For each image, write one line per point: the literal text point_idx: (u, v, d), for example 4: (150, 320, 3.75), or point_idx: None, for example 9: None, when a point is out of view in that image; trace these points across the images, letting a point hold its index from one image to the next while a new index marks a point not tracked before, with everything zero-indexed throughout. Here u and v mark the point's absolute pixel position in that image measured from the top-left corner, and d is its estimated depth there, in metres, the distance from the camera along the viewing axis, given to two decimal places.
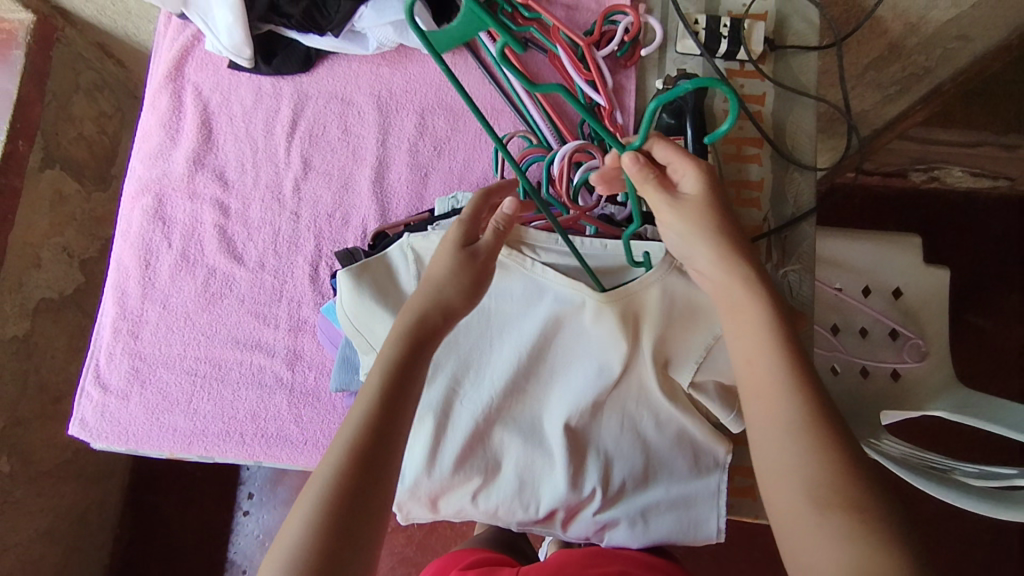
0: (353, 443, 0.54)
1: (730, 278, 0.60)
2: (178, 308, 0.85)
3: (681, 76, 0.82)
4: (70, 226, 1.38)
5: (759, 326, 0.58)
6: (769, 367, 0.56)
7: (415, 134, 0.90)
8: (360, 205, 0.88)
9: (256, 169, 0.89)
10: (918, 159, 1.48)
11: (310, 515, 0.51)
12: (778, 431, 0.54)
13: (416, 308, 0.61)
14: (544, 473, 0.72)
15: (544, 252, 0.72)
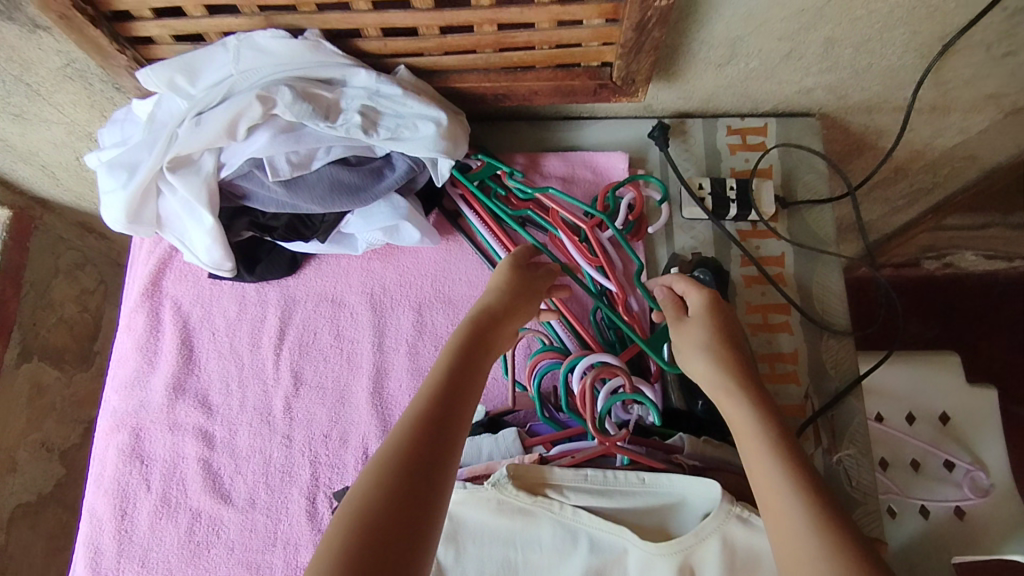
0: (421, 414, 0.54)
1: (719, 380, 0.64)
2: (158, 565, 0.75)
3: (699, 267, 0.80)
4: (49, 418, 1.29)
5: (747, 421, 0.60)
6: (761, 457, 0.57)
7: (414, 334, 0.83)
8: (358, 420, 0.80)
9: (242, 388, 0.81)
10: (929, 248, 1.42)
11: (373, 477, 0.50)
12: (781, 522, 0.53)
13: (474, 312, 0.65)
14: None
15: (574, 493, 0.63)
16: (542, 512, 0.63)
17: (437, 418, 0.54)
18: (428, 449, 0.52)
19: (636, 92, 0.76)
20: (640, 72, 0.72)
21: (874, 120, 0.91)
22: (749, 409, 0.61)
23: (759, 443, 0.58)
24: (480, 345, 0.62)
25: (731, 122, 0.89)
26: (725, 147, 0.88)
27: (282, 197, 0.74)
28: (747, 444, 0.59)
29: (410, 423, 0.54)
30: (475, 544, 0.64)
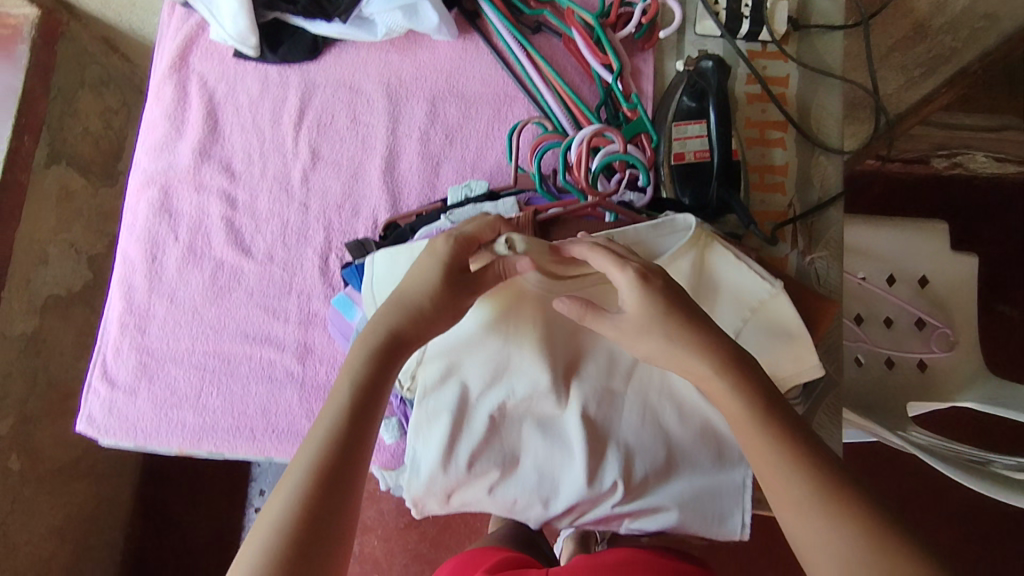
0: (326, 454, 0.56)
1: (710, 374, 0.59)
2: (185, 303, 0.84)
3: (703, 57, 0.79)
4: (76, 223, 1.37)
5: (747, 417, 0.57)
6: (759, 442, 0.56)
7: (426, 122, 0.87)
8: (369, 195, 0.85)
9: (264, 159, 0.87)
10: (940, 146, 1.38)
11: (280, 526, 0.54)
12: (799, 520, 0.53)
13: (393, 317, 0.62)
14: (564, 470, 0.70)
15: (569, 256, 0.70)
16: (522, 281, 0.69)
17: (327, 487, 0.55)
18: (327, 502, 0.55)
19: None
20: None
21: None
22: (745, 395, 0.57)
23: (751, 424, 0.57)
24: (390, 360, 0.61)
25: None
26: None
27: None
28: (740, 428, 0.57)
29: (302, 489, 0.55)
30: None
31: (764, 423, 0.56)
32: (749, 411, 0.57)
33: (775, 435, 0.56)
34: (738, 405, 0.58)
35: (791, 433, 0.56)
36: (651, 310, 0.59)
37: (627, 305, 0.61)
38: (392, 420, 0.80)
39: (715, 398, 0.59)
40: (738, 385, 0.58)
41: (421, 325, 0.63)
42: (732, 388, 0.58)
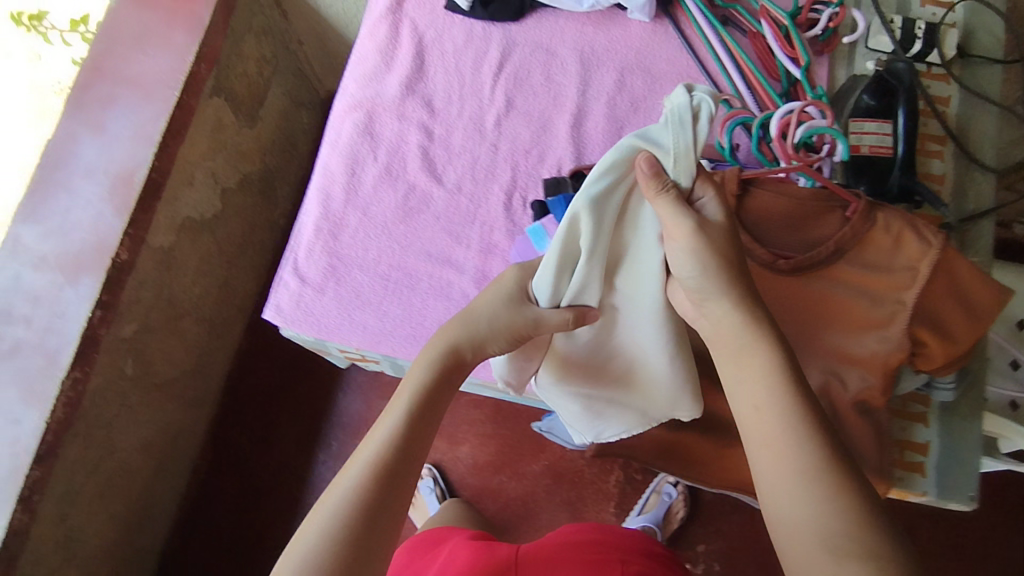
0: (390, 451, 0.60)
1: (738, 327, 0.62)
2: (377, 217, 0.90)
3: (894, 60, 0.86)
4: (220, 154, 1.45)
5: (765, 376, 0.59)
6: (769, 414, 0.57)
7: (614, 89, 0.95)
8: (555, 146, 0.93)
9: (462, 101, 0.95)
10: None
11: (341, 510, 0.56)
12: (788, 489, 0.53)
13: (453, 338, 0.68)
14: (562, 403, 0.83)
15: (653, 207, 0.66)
16: (575, 249, 0.68)
17: (385, 486, 0.58)
18: (383, 499, 0.58)
19: None
20: None
21: None
22: (771, 358, 0.59)
23: (764, 390, 0.58)
24: (448, 376, 0.67)
25: None
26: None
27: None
28: (752, 396, 0.59)
29: (355, 492, 0.57)
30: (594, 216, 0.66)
31: (776, 394, 0.57)
32: (771, 377, 0.58)
33: (788, 397, 0.57)
34: (760, 361, 0.59)
35: (807, 409, 0.57)
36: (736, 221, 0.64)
37: (716, 219, 0.65)
38: None
39: (746, 365, 0.60)
40: (771, 353, 0.60)
41: (478, 349, 0.68)
42: (767, 356, 0.60)
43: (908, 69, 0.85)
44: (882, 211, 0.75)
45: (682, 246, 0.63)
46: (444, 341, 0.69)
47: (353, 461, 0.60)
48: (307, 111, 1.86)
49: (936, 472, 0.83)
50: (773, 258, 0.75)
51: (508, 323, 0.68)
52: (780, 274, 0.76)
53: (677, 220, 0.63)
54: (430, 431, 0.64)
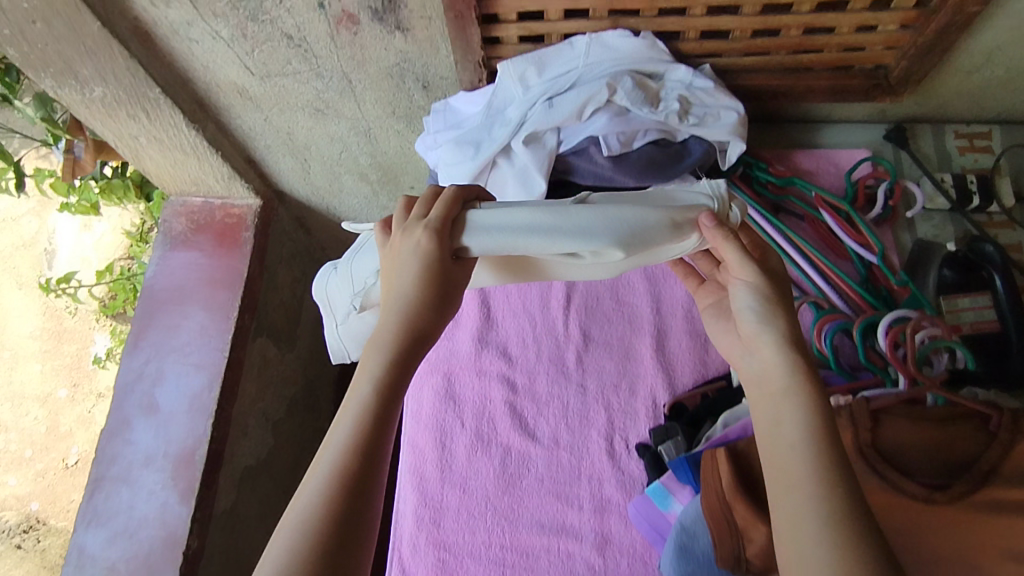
0: (352, 455, 0.54)
1: (777, 389, 0.60)
2: (477, 492, 0.85)
3: (977, 239, 0.84)
4: (267, 391, 1.42)
5: (795, 428, 0.57)
6: (790, 451, 0.56)
7: (688, 301, 0.93)
8: (645, 374, 0.89)
9: (537, 343, 0.93)
10: None
11: (303, 524, 0.51)
12: (790, 518, 0.53)
13: (407, 317, 0.57)
14: None
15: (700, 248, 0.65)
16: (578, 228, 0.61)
17: (346, 503, 0.52)
18: (342, 531, 0.52)
19: (904, 92, 0.88)
20: (918, 72, 0.84)
21: None
22: (804, 409, 0.58)
23: (786, 408, 0.58)
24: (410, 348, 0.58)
25: (959, 128, 1.00)
26: (955, 149, 0.98)
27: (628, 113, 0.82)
28: (775, 407, 0.58)
29: (317, 504, 0.52)
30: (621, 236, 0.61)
31: (801, 419, 0.57)
32: (792, 404, 0.58)
33: (812, 449, 0.56)
34: (789, 410, 0.58)
35: (826, 440, 0.56)
36: (786, 290, 0.62)
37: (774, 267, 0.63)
38: None
39: (769, 395, 0.60)
40: (809, 395, 0.58)
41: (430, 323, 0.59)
42: (797, 393, 0.58)
43: (996, 250, 0.82)
44: None
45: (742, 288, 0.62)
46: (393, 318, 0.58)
47: (308, 476, 0.54)
48: None
49: None
50: (927, 492, 0.66)
51: (423, 298, 0.58)
52: (939, 507, 0.66)
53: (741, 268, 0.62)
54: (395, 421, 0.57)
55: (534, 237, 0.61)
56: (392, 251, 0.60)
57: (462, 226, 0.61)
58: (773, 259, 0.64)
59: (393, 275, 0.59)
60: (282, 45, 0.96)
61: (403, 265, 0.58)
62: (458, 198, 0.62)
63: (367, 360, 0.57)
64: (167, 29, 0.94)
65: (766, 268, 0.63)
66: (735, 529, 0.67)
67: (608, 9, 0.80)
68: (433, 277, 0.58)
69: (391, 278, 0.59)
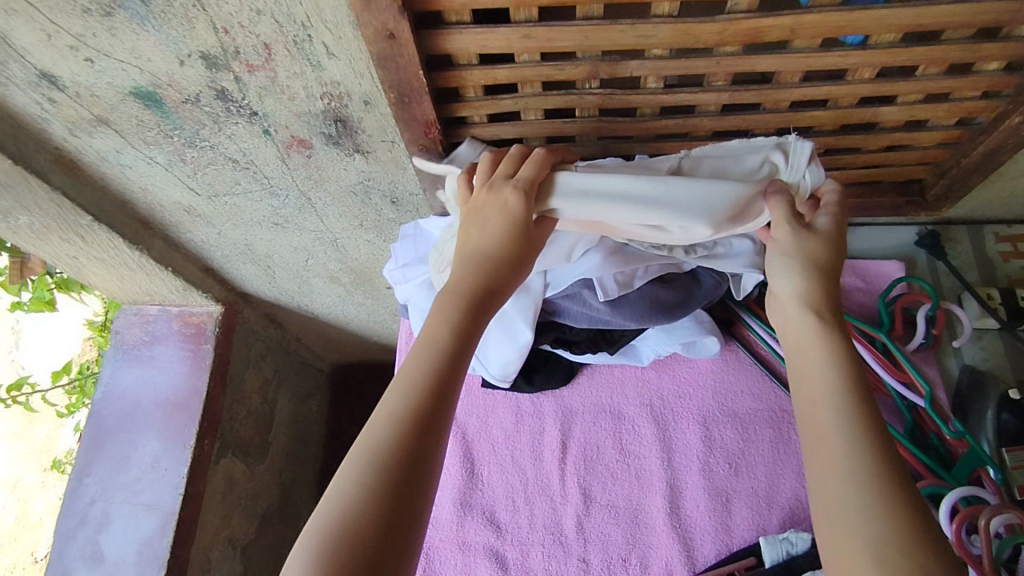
0: (416, 406, 0.51)
1: (810, 339, 0.55)
2: None
3: None
4: (235, 514, 1.28)
5: (825, 381, 0.52)
6: (821, 404, 0.51)
7: (703, 449, 0.80)
8: (657, 544, 0.76)
9: (530, 506, 0.80)
10: None
11: (363, 467, 0.48)
12: (827, 465, 0.48)
13: (474, 283, 0.58)
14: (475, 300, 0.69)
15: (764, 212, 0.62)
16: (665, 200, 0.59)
17: (410, 454, 0.49)
18: (407, 462, 0.49)
19: (942, 207, 0.77)
20: (958, 189, 0.73)
21: None
22: (833, 353, 0.53)
23: (816, 361, 0.54)
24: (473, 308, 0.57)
25: (998, 229, 0.88)
26: (998, 255, 0.87)
27: (589, 184, 0.60)
28: (806, 352, 0.54)
29: (379, 442, 0.50)
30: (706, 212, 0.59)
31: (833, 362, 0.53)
32: (822, 347, 0.54)
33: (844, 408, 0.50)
34: (823, 354, 0.54)
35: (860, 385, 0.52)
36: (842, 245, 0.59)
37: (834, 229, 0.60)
38: None
39: (800, 345, 0.56)
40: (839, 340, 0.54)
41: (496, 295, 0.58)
42: (830, 340, 0.54)
43: None
44: None
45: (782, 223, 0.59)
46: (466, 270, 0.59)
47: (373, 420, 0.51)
48: (316, 399, 1.72)
49: None
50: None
51: (500, 241, 0.59)
52: None
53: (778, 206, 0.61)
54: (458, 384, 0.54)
55: (618, 189, 0.60)
56: (472, 213, 0.61)
57: (550, 189, 0.61)
58: (841, 241, 0.61)
59: (477, 237, 0.59)
60: (227, 167, 0.85)
61: (484, 212, 0.60)
62: (550, 159, 0.62)
63: (430, 338, 0.56)
64: (94, 157, 0.83)
65: (821, 233, 0.59)
66: None
67: (596, 135, 0.69)
68: (514, 235, 0.59)
69: (472, 231, 0.60)
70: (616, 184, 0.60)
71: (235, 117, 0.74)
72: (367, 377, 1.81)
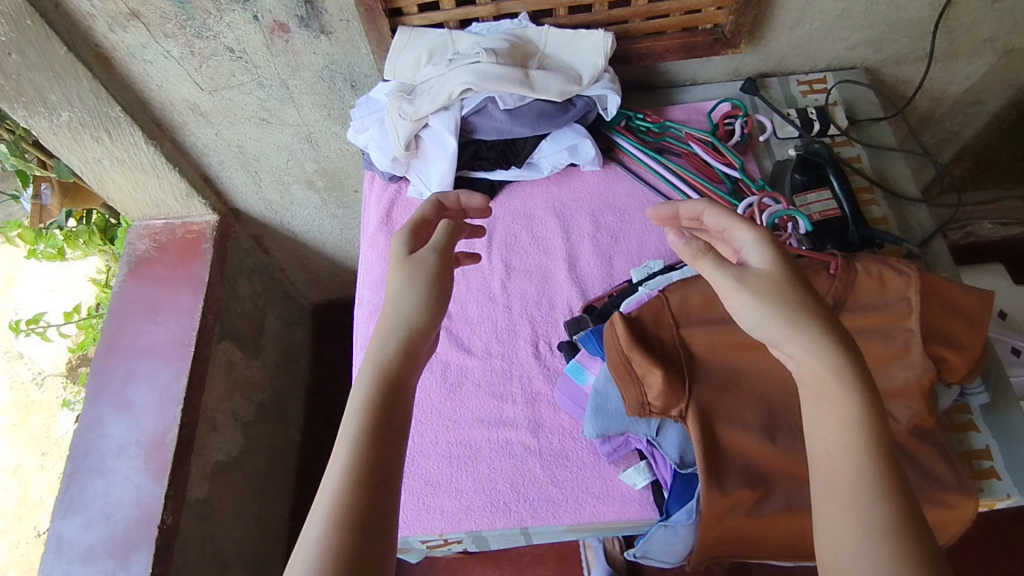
0: (364, 443, 0.61)
1: (826, 378, 0.63)
2: (423, 402, 0.96)
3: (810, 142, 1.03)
4: (236, 392, 1.50)
5: (847, 414, 0.61)
6: (844, 463, 0.60)
7: (593, 230, 1.08)
8: (561, 290, 1.03)
9: (466, 278, 1.06)
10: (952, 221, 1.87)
11: (334, 502, 0.58)
12: (848, 525, 0.57)
13: (392, 332, 0.69)
14: (428, 108, 1.01)
15: (586, 56, 1.03)
16: (541, 82, 1.00)
17: (371, 480, 0.60)
18: (373, 489, 0.59)
19: (739, 43, 1.09)
20: (744, 24, 1.06)
21: (901, 70, 1.23)
22: (857, 413, 0.61)
23: (845, 420, 0.61)
24: (395, 385, 0.66)
25: (799, 78, 1.21)
26: (798, 93, 1.19)
27: (486, 65, 0.96)
28: (826, 398, 0.63)
29: (348, 475, 0.60)
30: (561, 88, 1.01)
31: (856, 425, 0.61)
32: (848, 406, 0.62)
33: (868, 460, 0.60)
34: (844, 411, 0.62)
35: (876, 445, 0.60)
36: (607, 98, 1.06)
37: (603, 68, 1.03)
38: (641, 463, 0.86)
39: (829, 398, 0.63)
40: (866, 401, 0.62)
41: (413, 327, 0.70)
42: (853, 399, 0.62)
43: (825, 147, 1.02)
44: (859, 260, 0.86)
45: (715, 266, 0.68)
46: (392, 331, 0.69)
47: (333, 461, 0.61)
48: (300, 327, 1.95)
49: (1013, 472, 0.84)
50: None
51: (416, 283, 0.72)
52: None
53: (758, 247, 0.70)
54: (399, 425, 0.64)
55: (513, 75, 0.97)
56: (394, 280, 0.73)
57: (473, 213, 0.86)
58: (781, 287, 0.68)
59: (399, 289, 0.72)
60: (226, 58, 1.14)
61: (392, 279, 0.74)
62: (431, 218, 0.82)
63: (364, 389, 0.65)
64: (125, 53, 1.11)
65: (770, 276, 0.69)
66: (635, 377, 0.83)
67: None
68: (429, 280, 0.73)
69: (395, 287, 0.72)
70: (511, 70, 0.97)
71: (232, 4, 1.03)
72: (344, 311, 2.04)
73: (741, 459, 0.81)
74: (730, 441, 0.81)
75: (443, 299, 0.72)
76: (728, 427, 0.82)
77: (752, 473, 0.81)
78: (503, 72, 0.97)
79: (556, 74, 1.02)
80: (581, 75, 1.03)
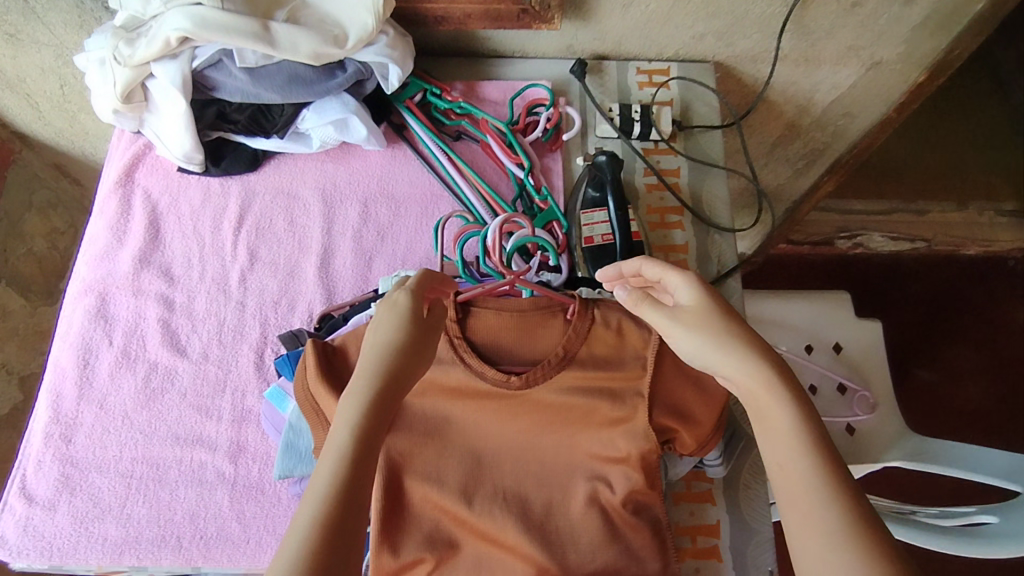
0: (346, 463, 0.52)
1: (759, 391, 0.56)
2: (116, 408, 0.84)
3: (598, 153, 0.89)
4: (9, 342, 1.37)
5: (784, 419, 0.55)
6: (795, 474, 0.52)
7: (359, 222, 0.94)
8: (306, 291, 0.90)
9: (202, 263, 0.92)
10: (841, 229, 1.72)
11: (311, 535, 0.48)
12: (819, 551, 0.49)
13: (372, 367, 0.59)
14: (146, 53, 0.81)
15: (354, 14, 0.84)
16: (286, 40, 0.81)
17: (347, 505, 0.50)
18: (348, 514, 0.50)
19: (552, 17, 0.92)
20: None
21: (759, 70, 1.07)
22: (797, 415, 0.55)
23: (784, 427, 0.54)
24: (381, 424, 0.56)
25: (640, 65, 1.04)
26: (635, 84, 1.03)
27: (205, 11, 0.78)
28: (759, 409, 0.56)
29: (326, 499, 0.50)
30: (313, 51, 0.82)
31: (796, 429, 0.54)
32: (785, 412, 0.55)
33: (820, 464, 0.52)
34: (783, 415, 0.55)
35: (825, 449, 0.53)
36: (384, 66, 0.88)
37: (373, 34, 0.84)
38: None
39: (766, 409, 0.56)
40: (802, 408, 0.55)
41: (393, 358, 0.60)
42: (792, 403, 0.55)
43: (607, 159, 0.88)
44: (599, 307, 0.76)
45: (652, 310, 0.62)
46: (370, 357, 0.60)
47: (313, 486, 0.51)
48: None
49: (733, 552, 0.78)
50: (505, 376, 0.73)
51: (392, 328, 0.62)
52: (517, 390, 0.73)
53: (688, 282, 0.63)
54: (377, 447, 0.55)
55: (244, 28, 0.79)
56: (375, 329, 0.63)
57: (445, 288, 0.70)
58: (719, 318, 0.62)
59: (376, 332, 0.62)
60: None
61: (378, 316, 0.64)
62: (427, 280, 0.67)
63: (347, 410, 0.56)
64: None
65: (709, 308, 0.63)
66: (322, 417, 0.72)
67: None
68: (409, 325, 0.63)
69: (379, 330, 0.62)
70: (242, 21, 0.79)
71: None
72: None
73: (430, 518, 0.73)
74: (421, 497, 0.73)
75: (422, 351, 0.62)
76: (421, 483, 0.73)
77: (438, 534, 0.73)
78: (230, 23, 0.78)
79: (312, 29, 0.82)
80: (346, 36, 0.84)
